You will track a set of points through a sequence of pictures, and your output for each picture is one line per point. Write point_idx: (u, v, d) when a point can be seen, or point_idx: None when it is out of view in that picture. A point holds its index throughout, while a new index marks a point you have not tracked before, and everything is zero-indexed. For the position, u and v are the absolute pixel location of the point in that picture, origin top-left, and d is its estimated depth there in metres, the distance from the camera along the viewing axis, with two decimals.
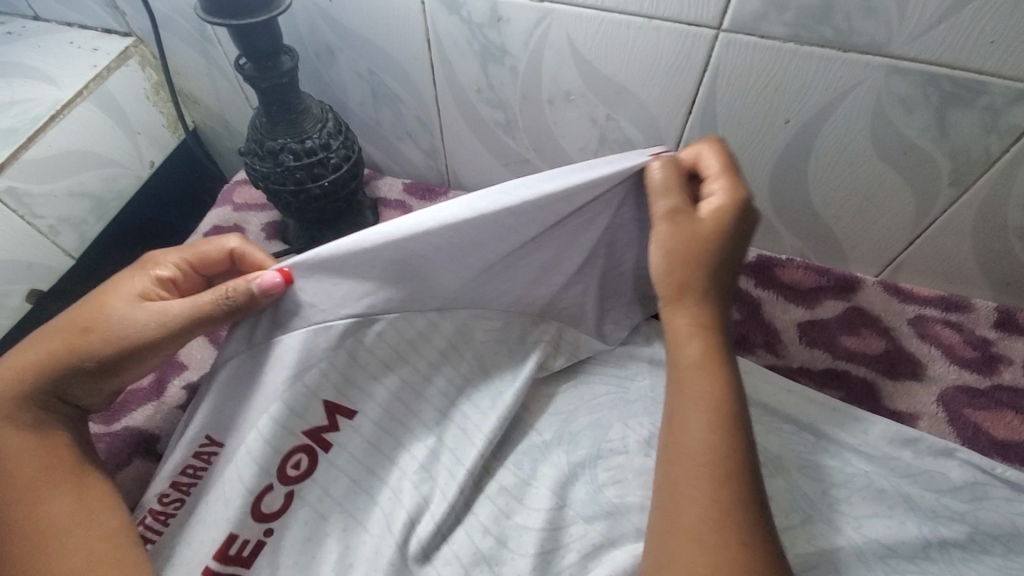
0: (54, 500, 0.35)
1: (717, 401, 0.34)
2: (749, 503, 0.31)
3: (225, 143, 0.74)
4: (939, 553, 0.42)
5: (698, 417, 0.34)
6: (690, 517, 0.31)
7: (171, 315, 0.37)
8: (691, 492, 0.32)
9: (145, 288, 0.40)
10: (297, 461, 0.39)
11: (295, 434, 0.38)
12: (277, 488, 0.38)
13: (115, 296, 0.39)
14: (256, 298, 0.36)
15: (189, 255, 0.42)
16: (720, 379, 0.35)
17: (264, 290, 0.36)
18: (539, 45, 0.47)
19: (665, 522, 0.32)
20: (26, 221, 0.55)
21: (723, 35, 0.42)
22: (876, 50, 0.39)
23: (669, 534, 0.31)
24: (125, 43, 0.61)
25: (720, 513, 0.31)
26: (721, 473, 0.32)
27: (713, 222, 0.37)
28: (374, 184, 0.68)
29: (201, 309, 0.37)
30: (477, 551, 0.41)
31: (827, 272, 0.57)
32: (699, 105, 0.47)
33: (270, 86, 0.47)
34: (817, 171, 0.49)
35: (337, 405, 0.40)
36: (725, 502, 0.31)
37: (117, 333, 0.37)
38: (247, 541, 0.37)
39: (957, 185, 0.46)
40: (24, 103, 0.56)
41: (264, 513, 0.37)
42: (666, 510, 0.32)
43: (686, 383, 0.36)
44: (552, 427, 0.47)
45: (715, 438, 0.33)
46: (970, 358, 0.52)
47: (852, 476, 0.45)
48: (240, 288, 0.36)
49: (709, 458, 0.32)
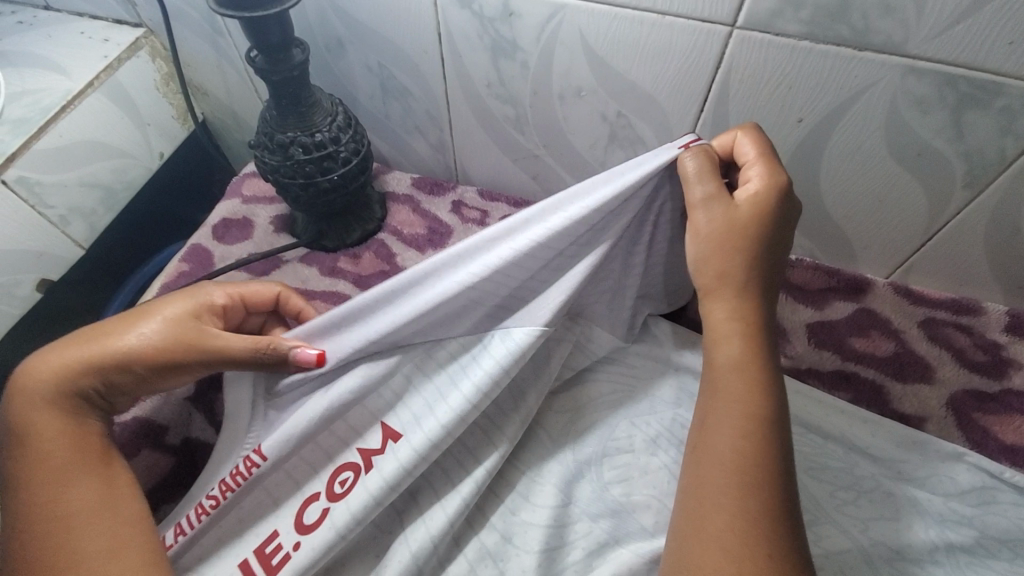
0: (83, 488, 0.36)
1: (752, 402, 0.34)
2: (779, 512, 0.31)
3: (235, 134, 0.74)
4: (945, 557, 0.41)
5: (732, 421, 0.34)
6: (713, 521, 0.31)
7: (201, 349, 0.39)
8: (717, 496, 0.32)
9: (184, 311, 0.40)
10: (344, 479, 0.40)
11: (350, 450, 0.40)
12: (320, 500, 0.39)
13: (153, 315, 0.39)
14: (290, 364, 0.40)
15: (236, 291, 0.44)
16: (758, 381, 0.35)
17: (299, 360, 0.39)
18: (551, 41, 0.47)
19: (690, 522, 0.32)
20: (37, 211, 0.56)
21: (737, 32, 0.41)
22: (893, 49, 0.39)
23: (692, 535, 0.32)
24: (136, 33, 0.61)
25: (745, 521, 0.31)
26: (750, 480, 0.32)
27: (752, 207, 0.37)
28: (383, 178, 0.68)
29: (233, 352, 0.39)
30: (483, 548, 0.42)
31: (837, 272, 0.57)
32: (712, 102, 0.47)
33: (281, 79, 0.47)
34: (830, 171, 0.48)
35: (387, 427, 0.40)
36: (752, 510, 0.31)
37: (148, 355, 0.38)
38: (281, 547, 0.39)
39: (971, 187, 0.45)
40: (36, 93, 0.56)
41: (303, 523, 0.39)
42: (692, 512, 0.32)
43: (722, 383, 0.35)
44: (558, 425, 0.48)
45: (748, 444, 0.33)
46: (981, 362, 0.52)
47: (859, 478, 0.45)
48: (279, 349, 0.40)
49: (738, 463, 0.32)
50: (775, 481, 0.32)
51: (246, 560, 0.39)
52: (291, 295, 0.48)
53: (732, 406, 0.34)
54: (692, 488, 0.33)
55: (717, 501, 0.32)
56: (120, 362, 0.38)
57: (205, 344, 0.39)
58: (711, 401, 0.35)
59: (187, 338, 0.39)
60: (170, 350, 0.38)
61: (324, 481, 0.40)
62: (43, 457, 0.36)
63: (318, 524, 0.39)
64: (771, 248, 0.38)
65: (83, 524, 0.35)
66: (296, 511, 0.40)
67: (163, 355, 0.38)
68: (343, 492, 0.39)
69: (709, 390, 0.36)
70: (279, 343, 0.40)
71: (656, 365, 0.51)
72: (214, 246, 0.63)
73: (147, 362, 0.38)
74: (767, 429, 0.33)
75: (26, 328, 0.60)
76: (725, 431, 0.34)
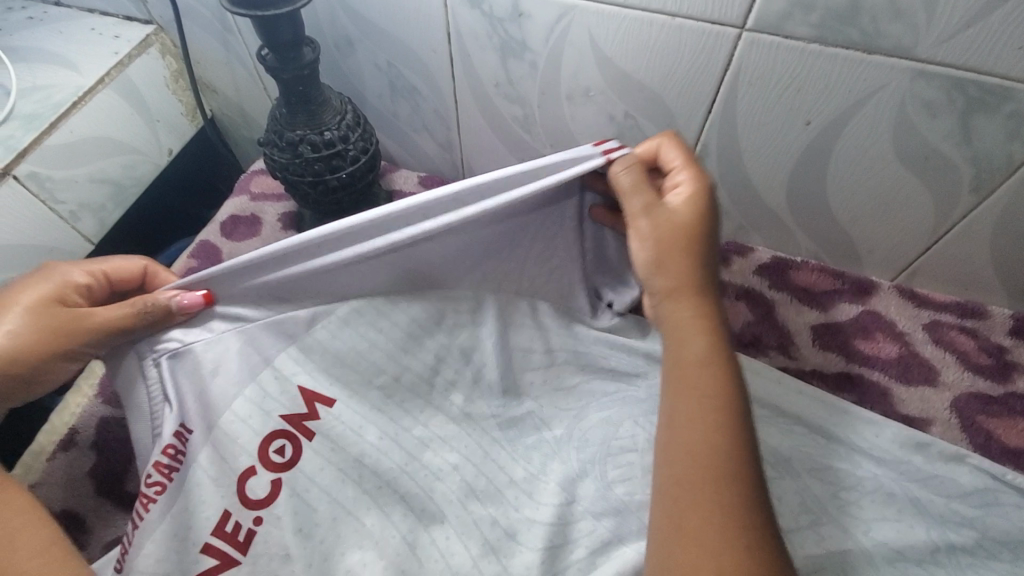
0: None
1: (719, 405, 0.32)
2: (758, 519, 0.29)
3: (242, 131, 0.75)
4: (947, 558, 0.43)
5: (705, 413, 0.32)
6: (702, 524, 0.28)
7: (75, 324, 0.36)
8: (698, 492, 0.29)
9: (42, 299, 0.36)
10: (280, 448, 0.40)
11: (271, 419, 0.40)
12: (261, 473, 0.39)
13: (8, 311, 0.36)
14: (174, 314, 0.37)
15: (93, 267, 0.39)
16: (727, 374, 0.34)
17: (184, 307, 0.37)
18: (560, 42, 0.47)
19: (666, 533, 0.29)
20: (47, 206, 0.56)
21: (747, 34, 0.41)
22: (902, 53, 0.39)
23: (676, 540, 0.29)
24: (146, 30, 0.62)
25: (728, 517, 0.28)
26: (731, 474, 0.30)
27: (689, 206, 0.37)
28: (390, 176, 0.68)
29: (109, 320, 0.36)
30: (488, 544, 0.43)
31: (842, 275, 0.57)
32: (720, 104, 0.47)
33: (291, 77, 0.47)
34: (836, 174, 0.49)
35: (312, 393, 0.42)
36: (733, 506, 0.29)
37: (29, 346, 0.36)
38: (241, 525, 0.38)
39: (978, 192, 0.46)
40: (47, 89, 0.56)
41: (256, 499, 0.38)
42: (675, 512, 0.29)
43: (691, 376, 0.34)
44: (564, 424, 0.49)
45: (722, 436, 0.31)
46: (985, 366, 0.52)
47: (862, 479, 0.46)
48: (156, 303, 0.36)
49: (716, 457, 0.30)
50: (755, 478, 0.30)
51: (206, 544, 0.37)
52: (155, 271, 0.42)
53: (704, 398, 0.32)
54: (669, 487, 0.30)
55: (702, 496, 0.29)
56: (12, 345, 0.35)
57: (80, 316, 0.36)
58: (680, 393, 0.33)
59: (62, 316, 0.36)
60: (46, 326, 0.36)
61: (257, 456, 0.39)
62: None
63: (274, 497, 0.39)
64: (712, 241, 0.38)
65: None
66: (235, 488, 0.38)
67: (48, 332, 0.36)
68: (287, 461, 0.40)
69: (677, 380, 0.34)
70: (155, 296, 0.36)
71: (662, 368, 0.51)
72: (222, 243, 0.63)
73: (31, 343, 0.36)
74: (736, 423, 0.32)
75: None
76: (699, 423, 0.32)
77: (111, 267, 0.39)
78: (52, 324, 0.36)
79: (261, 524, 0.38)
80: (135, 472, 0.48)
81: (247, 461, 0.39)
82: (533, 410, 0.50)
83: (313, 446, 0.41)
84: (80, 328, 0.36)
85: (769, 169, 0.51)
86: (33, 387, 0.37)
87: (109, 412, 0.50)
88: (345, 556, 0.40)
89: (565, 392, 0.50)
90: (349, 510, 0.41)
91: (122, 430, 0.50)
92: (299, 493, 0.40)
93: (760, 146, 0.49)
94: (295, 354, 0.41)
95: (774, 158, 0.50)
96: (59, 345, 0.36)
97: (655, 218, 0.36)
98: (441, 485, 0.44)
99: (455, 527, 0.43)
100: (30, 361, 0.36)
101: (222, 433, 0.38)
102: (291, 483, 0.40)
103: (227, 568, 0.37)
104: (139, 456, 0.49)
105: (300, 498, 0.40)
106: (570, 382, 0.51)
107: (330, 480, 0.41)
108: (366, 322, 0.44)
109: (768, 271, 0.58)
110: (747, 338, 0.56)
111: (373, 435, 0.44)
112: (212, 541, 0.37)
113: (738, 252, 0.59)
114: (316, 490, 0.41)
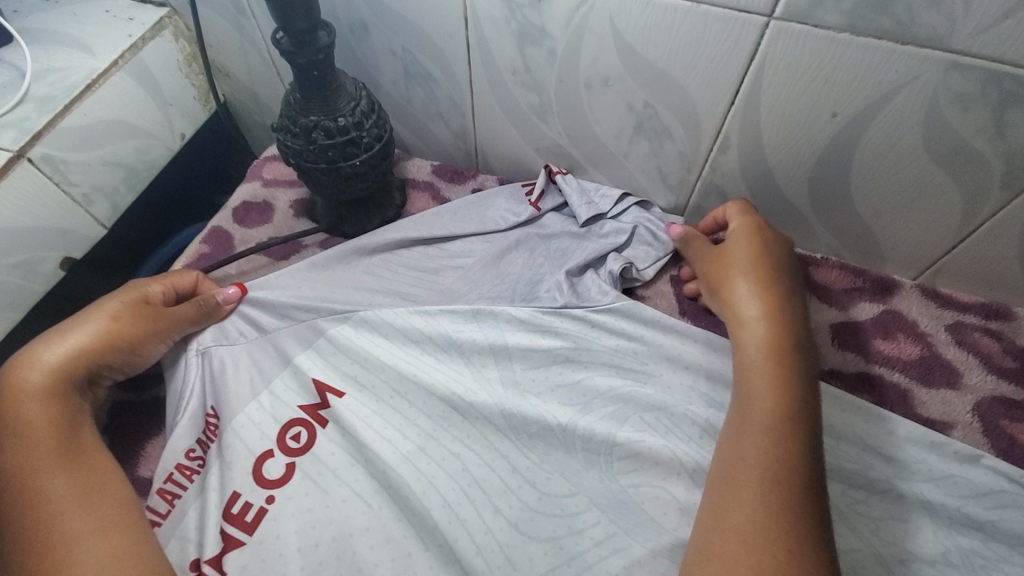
0: (57, 477, 0.37)
1: (776, 415, 0.38)
2: (800, 513, 0.34)
3: (255, 117, 0.74)
4: (958, 559, 0.41)
5: (764, 421, 0.38)
6: (743, 524, 0.34)
7: (161, 324, 0.47)
8: (742, 491, 0.35)
9: (117, 308, 0.45)
10: (297, 435, 0.45)
11: (292, 408, 0.46)
12: (279, 456, 0.43)
13: (82, 321, 0.43)
14: (220, 306, 0.51)
15: (166, 281, 0.49)
16: (785, 381, 0.40)
17: (226, 299, 0.51)
18: (579, 29, 0.46)
19: (713, 522, 0.35)
20: (61, 188, 0.56)
21: (775, 22, 0.40)
22: (937, 44, 0.37)
23: (726, 541, 0.33)
24: (159, 13, 0.61)
25: (770, 515, 0.33)
26: (773, 479, 0.35)
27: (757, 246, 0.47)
28: (403, 164, 0.67)
29: (188, 316, 0.49)
30: (493, 538, 0.41)
31: (863, 273, 0.56)
32: (743, 95, 0.46)
33: (307, 62, 0.46)
34: (862, 168, 0.47)
35: (326, 383, 0.47)
36: (773, 504, 0.34)
37: (91, 352, 0.43)
38: (252, 505, 0.41)
39: (1009, 189, 0.44)
40: (61, 71, 0.56)
41: (267, 480, 0.42)
42: (721, 510, 0.35)
43: (750, 385, 0.41)
44: (569, 412, 0.46)
45: (774, 442, 0.37)
46: (1010, 369, 0.50)
47: (873, 478, 0.44)
48: (206, 301, 0.50)
49: (766, 461, 0.36)
50: (795, 491, 0.35)
51: (221, 527, 0.40)
52: (206, 282, 0.53)
53: (759, 412, 0.39)
54: (719, 491, 0.36)
55: (742, 496, 0.35)
56: (90, 346, 0.43)
57: (166, 313, 0.47)
58: (744, 405, 0.40)
59: (146, 312, 0.46)
60: (128, 323, 0.45)
61: (275, 439, 0.44)
62: (27, 447, 0.37)
63: (288, 477, 0.43)
64: (784, 274, 0.47)
65: (70, 510, 0.36)
66: (252, 468, 0.43)
67: (120, 329, 0.44)
68: (303, 445, 0.44)
69: (745, 403, 0.40)
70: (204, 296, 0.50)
71: (668, 364, 0.49)
72: (234, 229, 0.63)
73: (104, 340, 0.43)
74: (792, 432, 0.37)
75: (48, 307, 0.60)
76: (757, 430, 0.38)
77: (179, 280, 0.50)
78: (127, 321, 0.45)
79: (272, 503, 0.41)
80: (147, 456, 0.48)
81: (266, 444, 0.44)
82: (536, 400, 0.47)
83: (327, 433, 0.45)
84: (165, 321, 0.47)
85: (790, 163, 0.50)
86: (119, 372, 0.45)
87: (121, 396, 0.50)
88: (354, 539, 0.40)
89: (566, 387, 0.48)
90: (360, 495, 0.42)
91: (134, 415, 0.50)
92: (310, 475, 0.43)
93: (783, 139, 0.48)
94: (325, 346, 0.50)
95: (796, 151, 0.48)
96: (144, 337, 0.45)
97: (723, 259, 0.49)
98: (444, 471, 0.43)
99: (458, 514, 0.41)
100: (106, 358, 0.43)
101: (253, 416, 0.45)
102: (305, 466, 0.43)
103: (231, 549, 0.39)
104: (150, 440, 0.48)
105: (311, 480, 0.43)
106: (569, 377, 0.48)
107: (339, 464, 0.43)
108: (378, 330, 0.50)
109: None
110: None
111: (377, 425, 0.45)
112: (226, 525, 0.40)
113: None
114: (324, 472, 0.43)
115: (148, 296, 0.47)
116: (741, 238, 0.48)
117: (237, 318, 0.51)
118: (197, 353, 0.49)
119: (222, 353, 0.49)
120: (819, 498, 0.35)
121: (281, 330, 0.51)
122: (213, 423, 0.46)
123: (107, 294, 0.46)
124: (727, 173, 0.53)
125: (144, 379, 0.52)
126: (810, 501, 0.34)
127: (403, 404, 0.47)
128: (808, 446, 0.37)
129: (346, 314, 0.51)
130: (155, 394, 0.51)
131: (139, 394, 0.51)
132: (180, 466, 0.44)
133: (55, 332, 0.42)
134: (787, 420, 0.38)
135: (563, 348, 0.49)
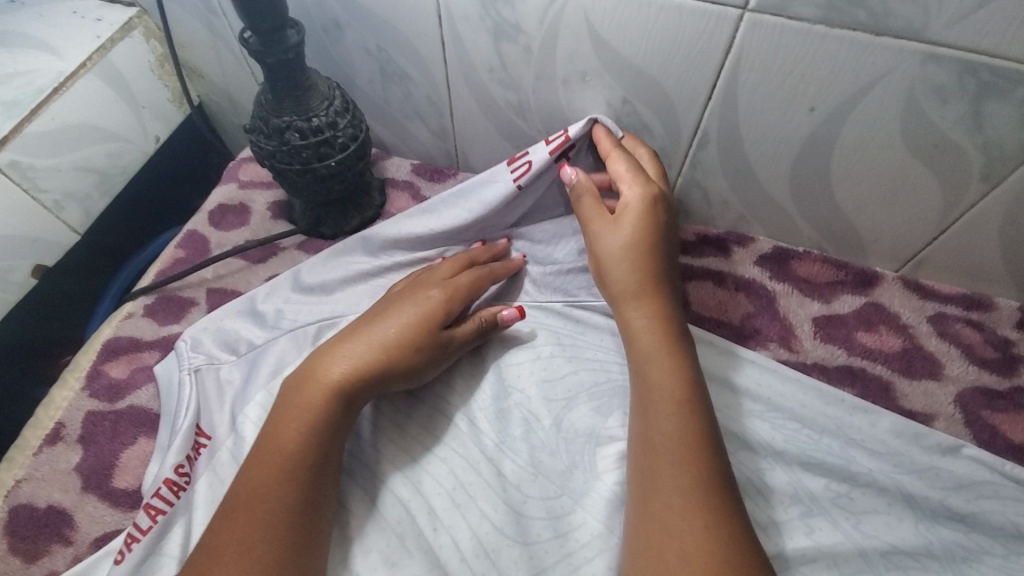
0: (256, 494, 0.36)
1: (676, 386, 0.40)
2: (725, 500, 0.35)
3: (231, 118, 0.73)
4: (939, 551, 0.41)
5: (667, 389, 0.40)
6: (666, 513, 0.35)
7: (455, 343, 0.46)
8: (665, 482, 0.36)
9: (422, 322, 0.45)
10: None
11: None
12: None
13: (369, 334, 0.44)
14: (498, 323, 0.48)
15: (451, 289, 0.48)
16: (677, 357, 0.42)
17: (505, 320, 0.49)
18: (555, 24, 0.45)
19: (644, 514, 0.36)
20: (29, 195, 0.55)
21: (749, 15, 0.40)
22: (912, 35, 0.37)
23: (654, 540, 0.34)
24: (128, 13, 0.60)
25: (700, 519, 0.34)
26: (682, 459, 0.37)
27: (634, 218, 0.46)
28: (382, 164, 0.67)
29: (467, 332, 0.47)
30: (478, 543, 0.40)
31: (846, 266, 0.56)
32: (720, 89, 0.45)
33: (276, 61, 0.45)
34: (840, 161, 0.47)
35: None
36: (690, 488, 0.35)
37: (353, 375, 0.42)
38: None
39: (988, 179, 0.44)
40: (25, 75, 0.55)
41: None
42: (646, 501, 0.36)
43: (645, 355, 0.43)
44: (552, 412, 0.46)
45: (677, 418, 0.39)
46: (990, 359, 0.50)
47: (855, 471, 0.44)
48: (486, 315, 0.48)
49: (681, 447, 0.37)
50: (707, 465, 0.37)
51: None
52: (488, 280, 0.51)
53: (663, 385, 0.40)
54: (648, 484, 0.37)
55: (663, 488, 0.36)
56: (359, 372, 0.42)
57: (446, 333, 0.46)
58: (644, 382, 0.42)
59: (434, 326, 0.45)
60: (414, 339, 0.44)
61: None
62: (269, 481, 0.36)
63: None
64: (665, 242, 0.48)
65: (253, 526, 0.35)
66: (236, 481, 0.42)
67: (413, 340, 0.44)
68: None
69: (639, 376, 0.42)
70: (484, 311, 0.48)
71: None
72: (210, 233, 0.62)
73: (357, 369, 0.42)
74: (689, 406, 0.39)
75: (21, 316, 0.60)
76: (657, 407, 0.40)
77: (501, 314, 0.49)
78: (418, 336, 0.44)
79: None
80: (122, 467, 0.47)
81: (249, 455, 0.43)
82: (519, 402, 0.47)
83: None
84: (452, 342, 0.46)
85: (769, 158, 0.49)
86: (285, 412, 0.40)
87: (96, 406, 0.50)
88: (338, 548, 0.40)
89: (549, 384, 0.47)
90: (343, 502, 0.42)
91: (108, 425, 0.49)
92: None
93: (761, 134, 0.48)
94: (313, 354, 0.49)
95: (774, 146, 0.48)
96: (428, 359, 0.45)
97: (598, 245, 0.47)
98: (429, 475, 0.43)
99: (443, 520, 0.41)
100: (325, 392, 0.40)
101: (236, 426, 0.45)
102: None
103: None
104: (125, 450, 0.48)
105: None
106: (554, 372, 0.48)
107: None
108: None
109: (771, 263, 0.57)
110: (747, 330, 0.54)
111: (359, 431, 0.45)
112: None
113: (739, 242, 0.58)
114: None
115: (444, 306, 0.46)
116: (623, 215, 0.46)
117: (221, 330, 0.51)
118: (189, 372, 0.48)
119: (212, 370, 0.48)
120: (723, 463, 0.38)
121: (270, 342, 0.50)
122: (202, 442, 0.45)
123: (400, 302, 0.46)
124: (707, 167, 0.53)
125: (118, 386, 0.51)
126: (720, 475, 0.37)
127: (387, 408, 0.46)
128: (705, 410, 0.40)
129: (335, 321, 0.52)
130: (128, 403, 0.50)
131: (112, 403, 0.50)
132: (169, 481, 0.42)
133: (362, 327, 0.45)
134: (684, 389, 0.40)
135: (546, 346, 0.49)
